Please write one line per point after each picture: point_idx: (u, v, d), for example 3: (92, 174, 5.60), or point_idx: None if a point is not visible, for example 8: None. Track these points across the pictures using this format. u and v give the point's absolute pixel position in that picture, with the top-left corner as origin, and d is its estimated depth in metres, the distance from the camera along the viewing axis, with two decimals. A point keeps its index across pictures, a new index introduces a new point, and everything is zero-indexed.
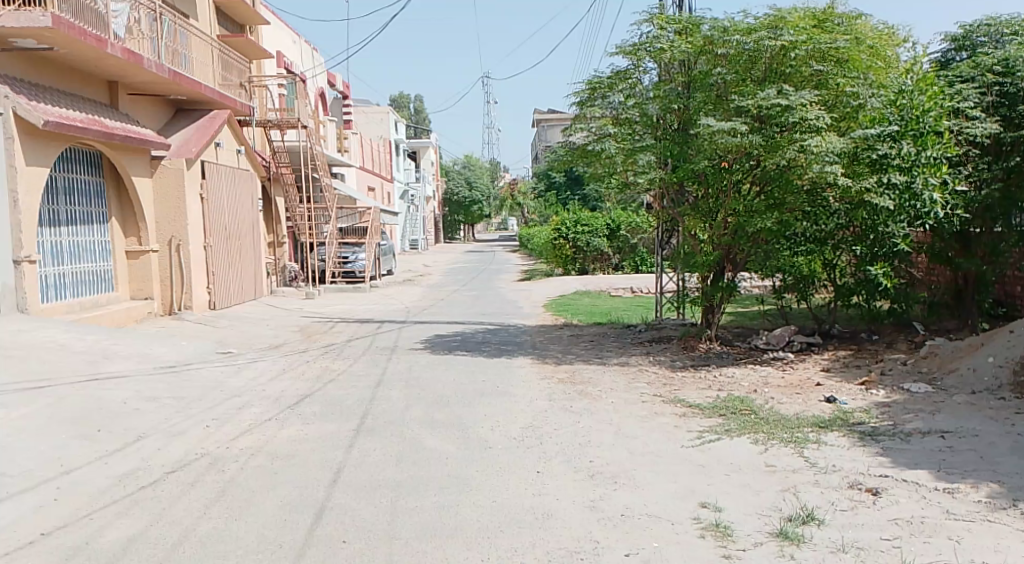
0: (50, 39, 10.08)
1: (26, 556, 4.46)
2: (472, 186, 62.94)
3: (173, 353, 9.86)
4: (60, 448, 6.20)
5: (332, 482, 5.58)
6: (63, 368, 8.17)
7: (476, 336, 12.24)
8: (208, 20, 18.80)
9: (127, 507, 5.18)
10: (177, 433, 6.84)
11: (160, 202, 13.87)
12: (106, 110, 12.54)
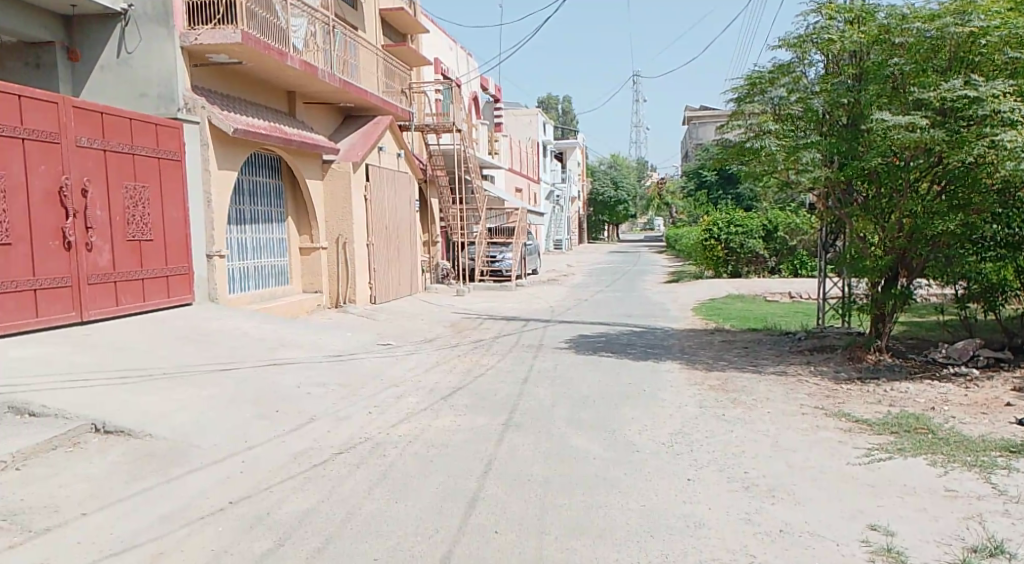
0: (240, 53, 10.94)
1: (217, 521, 4.86)
2: (619, 186, 62.48)
3: (338, 343, 10.44)
4: (242, 425, 6.72)
5: (484, 473, 5.70)
6: (244, 352, 8.84)
7: (623, 337, 12.13)
8: (374, 32, 19.73)
9: (301, 483, 5.53)
10: (342, 417, 7.24)
11: (329, 202, 14.73)
12: (285, 118, 13.50)
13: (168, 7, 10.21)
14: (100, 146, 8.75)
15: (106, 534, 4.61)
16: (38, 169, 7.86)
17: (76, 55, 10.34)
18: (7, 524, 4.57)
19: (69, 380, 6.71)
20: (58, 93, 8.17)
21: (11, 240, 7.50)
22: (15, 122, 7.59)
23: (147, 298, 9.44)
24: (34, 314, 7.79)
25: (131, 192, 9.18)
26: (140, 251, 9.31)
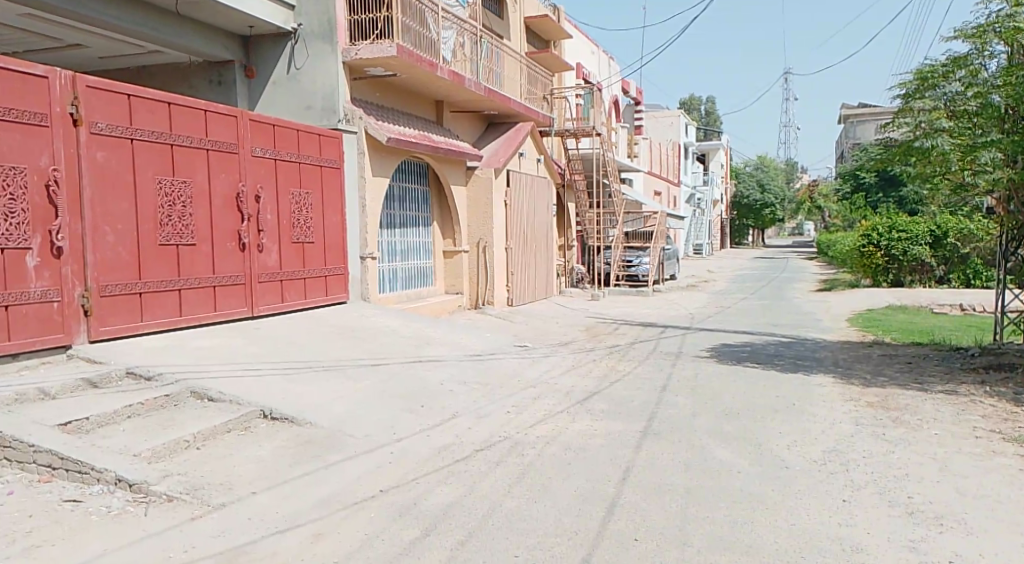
0: (394, 65, 11.43)
1: (370, 508, 5.10)
2: (765, 189, 60.15)
3: (479, 343, 10.69)
4: (391, 418, 7.02)
5: (623, 480, 5.66)
6: (393, 349, 9.24)
7: (769, 347, 11.69)
8: (519, 39, 20.04)
9: (445, 476, 5.72)
10: (483, 415, 7.42)
11: (472, 207, 15.07)
12: (433, 126, 13.99)
13: (332, 24, 10.84)
14: (271, 156, 9.42)
15: (272, 513, 4.94)
16: (219, 176, 8.55)
17: (251, 71, 11.22)
18: (189, 497, 5.00)
19: (240, 369, 7.27)
20: (238, 108, 8.86)
21: (196, 241, 8.21)
22: (201, 134, 8.30)
23: (308, 296, 10.07)
24: (213, 308, 8.47)
25: (297, 198, 9.82)
26: (303, 252, 9.94)
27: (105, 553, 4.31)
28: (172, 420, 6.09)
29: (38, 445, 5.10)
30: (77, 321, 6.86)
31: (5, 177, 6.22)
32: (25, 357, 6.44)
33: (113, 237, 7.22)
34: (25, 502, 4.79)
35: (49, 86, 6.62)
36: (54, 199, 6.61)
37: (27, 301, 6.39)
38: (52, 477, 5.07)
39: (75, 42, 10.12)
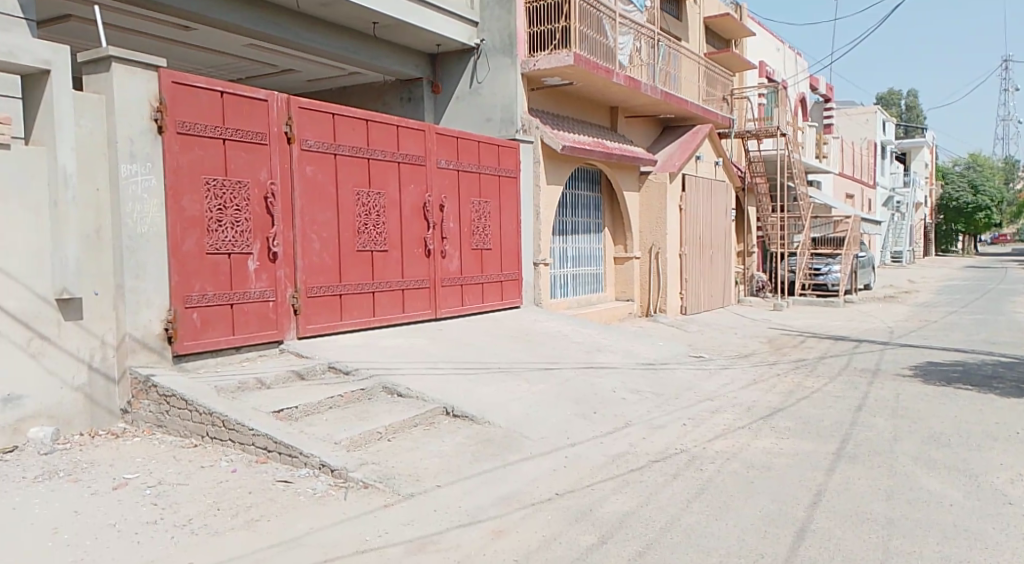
0: (571, 74, 11.63)
1: (547, 510, 5.28)
2: (976, 191, 54.80)
3: (655, 352, 10.65)
4: (567, 423, 7.19)
5: (814, 503, 5.48)
6: (568, 355, 9.41)
7: (983, 368, 10.70)
8: (698, 41, 19.72)
9: (621, 484, 5.80)
10: (658, 426, 7.41)
11: (645, 213, 14.98)
12: (608, 133, 14.08)
13: (513, 38, 11.22)
14: (454, 166, 9.91)
15: (455, 507, 5.25)
16: (408, 187, 9.12)
17: (438, 88, 11.88)
18: (382, 486, 5.41)
19: (425, 368, 7.73)
20: (425, 122, 9.41)
21: (388, 247, 8.81)
22: (393, 148, 8.90)
23: (486, 300, 10.48)
24: (402, 310, 9.05)
25: (477, 206, 10.27)
26: (481, 258, 10.37)
27: (313, 531, 4.78)
28: (366, 412, 6.62)
29: (256, 430, 5.74)
30: (288, 319, 7.60)
31: (232, 189, 7.03)
32: (246, 350, 7.22)
33: (318, 243, 7.93)
34: (246, 481, 5.40)
35: (267, 108, 7.37)
36: (271, 210, 7.37)
37: (248, 300, 7.18)
38: (267, 458, 5.69)
39: (286, 67, 11.17)
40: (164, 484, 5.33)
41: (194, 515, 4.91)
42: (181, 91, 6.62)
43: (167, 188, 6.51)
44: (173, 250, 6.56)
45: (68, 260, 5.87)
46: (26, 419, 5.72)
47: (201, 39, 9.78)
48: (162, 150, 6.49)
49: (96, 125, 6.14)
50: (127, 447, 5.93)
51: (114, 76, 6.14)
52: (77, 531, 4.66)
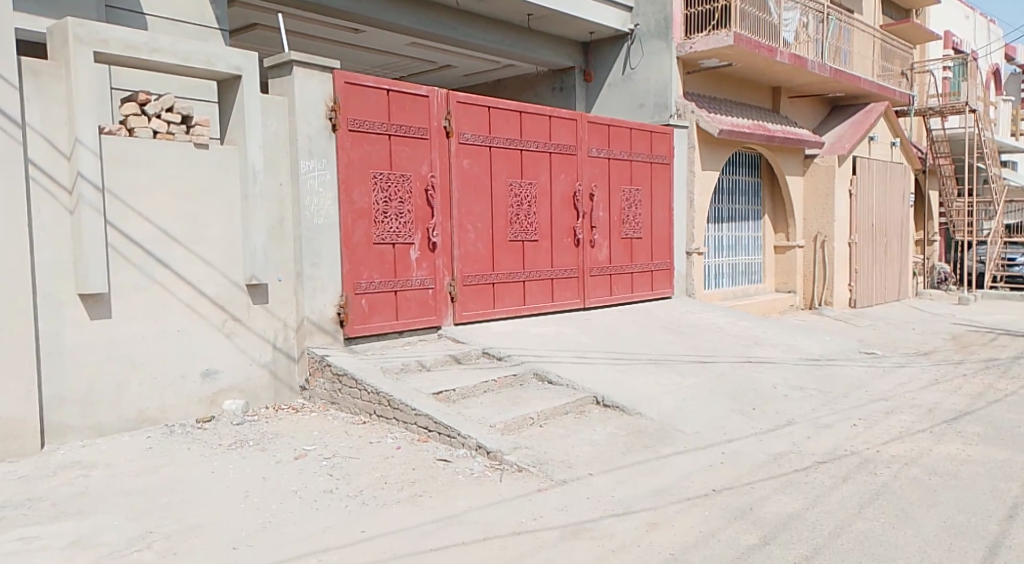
0: (730, 55, 11.29)
1: (704, 505, 5.29)
2: None
3: (821, 347, 10.21)
4: (727, 419, 7.11)
5: (1007, 516, 5.12)
6: (724, 348, 9.24)
7: None
8: (872, 14, 18.54)
9: (783, 484, 5.70)
10: (825, 425, 7.17)
11: (809, 199, 14.36)
12: (769, 115, 13.58)
13: (669, 21, 11.05)
14: (605, 155, 9.94)
15: (610, 496, 5.36)
16: (559, 177, 9.27)
17: (590, 76, 11.94)
18: (535, 470, 5.61)
19: (577, 356, 7.87)
20: (577, 112, 9.50)
21: (538, 237, 9.00)
22: (545, 138, 9.06)
23: (635, 290, 10.46)
24: (551, 299, 9.22)
25: (627, 195, 10.26)
26: (631, 247, 10.36)
27: (472, 509, 5.05)
28: (520, 397, 6.87)
29: (418, 410, 6.13)
30: (445, 306, 7.96)
31: (396, 182, 7.44)
32: (408, 334, 7.65)
33: (473, 233, 8.24)
34: (409, 458, 5.80)
35: (429, 104, 7.72)
36: (431, 201, 7.74)
37: (410, 287, 7.58)
38: (427, 437, 6.08)
39: (446, 63, 11.62)
40: (338, 456, 5.84)
41: (365, 487, 5.33)
42: (352, 91, 7.08)
43: (339, 182, 7.01)
44: (345, 240, 7.06)
45: (256, 250, 6.50)
46: (221, 392, 6.48)
47: (369, 40, 10.37)
48: (335, 147, 6.98)
49: (280, 125, 6.70)
50: (306, 420, 6.51)
51: (296, 79, 6.67)
52: (265, 495, 5.19)
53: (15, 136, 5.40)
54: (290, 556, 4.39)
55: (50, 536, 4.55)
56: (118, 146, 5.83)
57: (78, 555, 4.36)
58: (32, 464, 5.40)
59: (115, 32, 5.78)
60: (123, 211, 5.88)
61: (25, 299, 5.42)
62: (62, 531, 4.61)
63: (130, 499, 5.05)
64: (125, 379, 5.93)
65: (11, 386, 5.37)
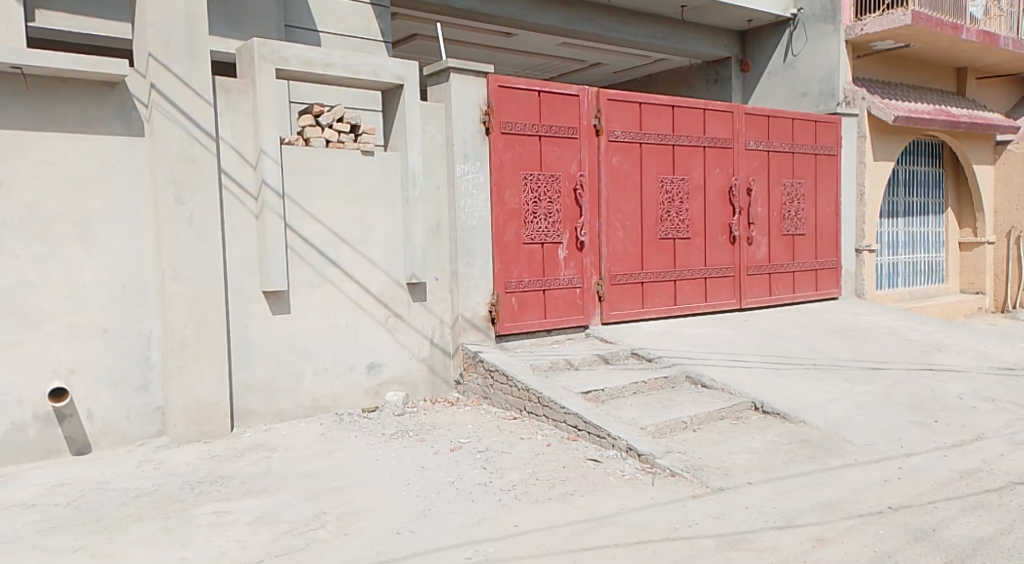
0: (908, 35, 10.39)
1: (879, 523, 4.93)
2: None
3: (1017, 354, 9.21)
4: (903, 430, 6.59)
5: None
6: (902, 354, 8.56)
7: None
8: None
9: (972, 505, 5.20)
10: (1020, 441, 6.46)
11: (1000, 189, 13.01)
12: (954, 99, 12.41)
13: (836, 3, 10.38)
14: (765, 147, 9.50)
15: (771, 507, 5.13)
16: (714, 172, 8.97)
17: (747, 65, 11.64)
18: (689, 475, 5.49)
19: (733, 359, 7.61)
20: (734, 103, 9.15)
21: (691, 235, 8.76)
22: (699, 133, 8.80)
23: (798, 289, 9.91)
24: (704, 299, 8.94)
25: (788, 188, 9.75)
26: (793, 244, 9.84)
27: (624, 510, 5.03)
28: (671, 399, 6.77)
29: (569, 409, 6.22)
30: (593, 305, 7.95)
31: (546, 183, 7.53)
32: (557, 333, 7.73)
33: (622, 232, 8.16)
34: (559, 456, 5.89)
35: (579, 103, 7.74)
36: (579, 200, 7.76)
37: (558, 286, 7.65)
38: (577, 436, 6.15)
39: (597, 60, 11.65)
40: (491, 450, 6.01)
41: (517, 482, 5.46)
42: (504, 94, 7.24)
43: (492, 184, 7.20)
44: (496, 240, 7.25)
45: (416, 249, 6.82)
46: (384, 384, 6.85)
47: (522, 44, 10.59)
48: (488, 149, 7.18)
49: (438, 130, 6.99)
50: (460, 414, 6.76)
51: (453, 85, 6.93)
52: (424, 484, 5.44)
53: (211, 147, 6.01)
54: (449, 544, 4.58)
55: (240, 511, 5.01)
56: (296, 154, 6.32)
57: (264, 528, 4.77)
58: (223, 445, 5.99)
59: (293, 50, 6.24)
60: (300, 215, 6.37)
61: (218, 295, 6.03)
62: (249, 507, 5.06)
63: (305, 480, 5.48)
64: (301, 370, 6.44)
65: (207, 373, 6.01)
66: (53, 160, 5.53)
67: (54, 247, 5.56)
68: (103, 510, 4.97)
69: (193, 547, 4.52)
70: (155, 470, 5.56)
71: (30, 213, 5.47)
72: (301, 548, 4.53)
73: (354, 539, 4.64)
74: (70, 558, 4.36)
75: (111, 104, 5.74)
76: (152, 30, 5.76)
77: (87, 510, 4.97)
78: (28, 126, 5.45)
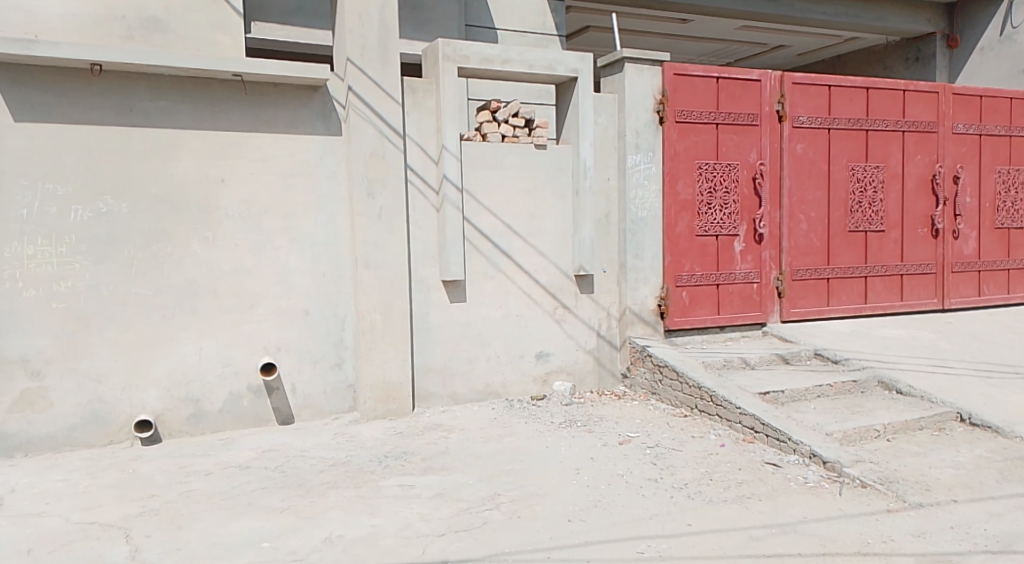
0: None
1: None
2: None
3: None
4: None
5: None
6: None
7: None
8: None
9: None
10: None
11: None
12: None
13: None
14: (977, 131, 8.49)
15: (982, 529, 4.62)
16: (914, 159, 8.16)
17: (955, 40, 10.47)
18: (883, 488, 5.07)
19: (934, 364, 6.92)
20: (940, 82, 8.26)
21: (886, 227, 8.03)
22: (898, 116, 8.03)
23: (1013, 291, 8.81)
24: (900, 298, 8.17)
25: (1005, 175, 8.67)
26: (1008, 239, 8.75)
27: (807, 520, 4.76)
28: (859, 405, 6.29)
29: (745, 409, 5.98)
30: (772, 301, 7.55)
31: (722, 172, 7.25)
32: (731, 330, 7.43)
33: (806, 224, 7.65)
34: (734, 457, 5.69)
35: (760, 88, 7.35)
36: (759, 190, 7.39)
37: (733, 281, 7.35)
38: (754, 438, 5.91)
39: (781, 42, 11.07)
40: (661, 446, 5.93)
41: (690, 480, 5.35)
42: (680, 82, 7.06)
43: (665, 174, 7.07)
44: (668, 231, 7.11)
45: (585, 241, 6.86)
46: (552, 374, 6.98)
47: (699, 29, 10.31)
48: (662, 139, 7.05)
49: (611, 121, 6.99)
50: (629, 408, 6.73)
51: (627, 75, 6.88)
52: (594, 475, 5.47)
53: (398, 145, 6.39)
54: (621, 537, 4.58)
55: (422, 486, 5.32)
56: (475, 149, 6.58)
57: (444, 505, 5.03)
58: (405, 423, 6.38)
59: (474, 48, 6.47)
60: (477, 208, 6.62)
61: (402, 283, 6.42)
62: (430, 483, 5.36)
63: (480, 461, 5.71)
64: (474, 355, 6.71)
65: (392, 355, 6.43)
66: (265, 158, 6.15)
67: (266, 236, 6.19)
68: (306, 475, 5.48)
69: (381, 516, 4.86)
70: (347, 442, 6.04)
71: (247, 206, 6.12)
72: (479, 526, 4.73)
73: (527, 523, 4.77)
74: (279, 517, 4.85)
75: (313, 106, 6.29)
76: (349, 36, 6.21)
77: (292, 474, 5.50)
78: (246, 127, 6.09)
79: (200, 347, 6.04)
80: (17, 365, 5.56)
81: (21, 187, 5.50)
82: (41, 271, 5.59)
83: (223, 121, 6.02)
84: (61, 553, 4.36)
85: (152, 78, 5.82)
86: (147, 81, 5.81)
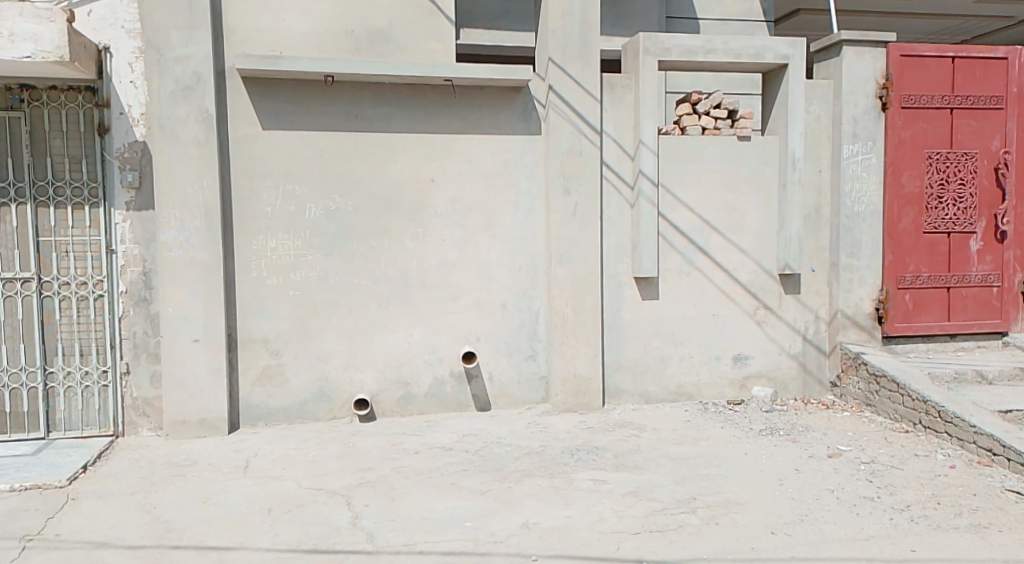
0: None
1: None
2: None
3: None
4: None
5: None
6: None
7: None
8: None
9: None
10: None
11: None
12: None
13: None
14: None
15: None
16: None
17: None
18: None
19: None
20: None
21: None
22: None
23: None
24: None
25: None
26: None
27: None
28: None
29: (982, 428, 5.31)
30: (1016, 308, 6.63)
31: (958, 162, 6.48)
32: (963, 339, 6.64)
33: None
34: (967, 481, 5.08)
35: (1007, 67, 6.46)
36: (1003, 181, 6.50)
37: (968, 284, 6.56)
38: (992, 461, 5.23)
39: None
40: (878, 463, 5.44)
41: (913, 502, 4.85)
42: (907, 64, 6.41)
43: (887, 165, 6.46)
44: (889, 228, 6.49)
45: (791, 238, 6.48)
46: (751, 378, 6.71)
47: (930, 6, 9.37)
48: (884, 127, 6.45)
49: (824, 109, 6.53)
50: (838, 419, 6.27)
51: (845, 58, 6.38)
52: (799, 488, 5.14)
53: (595, 141, 6.41)
54: (831, 556, 4.26)
55: (616, 482, 5.31)
56: (673, 143, 6.44)
57: (638, 503, 4.98)
58: (597, 418, 6.40)
59: (676, 40, 6.31)
60: (674, 204, 6.48)
61: (596, 278, 6.45)
62: (624, 480, 5.34)
63: (675, 463, 5.60)
64: (668, 354, 6.61)
65: (585, 349, 6.48)
66: (470, 158, 6.45)
67: (469, 232, 6.50)
68: (504, 461, 5.69)
69: (576, 508, 4.93)
70: (540, 432, 6.18)
71: (454, 203, 6.46)
72: (674, 529, 4.63)
73: (726, 531, 4.59)
74: (479, 499, 5.08)
75: (516, 106, 6.48)
76: (551, 35, 6.31)
77: (490, 459, 5.74)
78: (454, 129, 6.42)
79: (410, 335, 6.48)
80: (260, 345, 6.28)
81: (267, 188, 6.20)
82: (281, 261, 6.27)
83: (434, 124, 6.39)
84: (295, 514, 4.86)
85: (374, 87, 6.29)
86: (369, 89, 6.29)
